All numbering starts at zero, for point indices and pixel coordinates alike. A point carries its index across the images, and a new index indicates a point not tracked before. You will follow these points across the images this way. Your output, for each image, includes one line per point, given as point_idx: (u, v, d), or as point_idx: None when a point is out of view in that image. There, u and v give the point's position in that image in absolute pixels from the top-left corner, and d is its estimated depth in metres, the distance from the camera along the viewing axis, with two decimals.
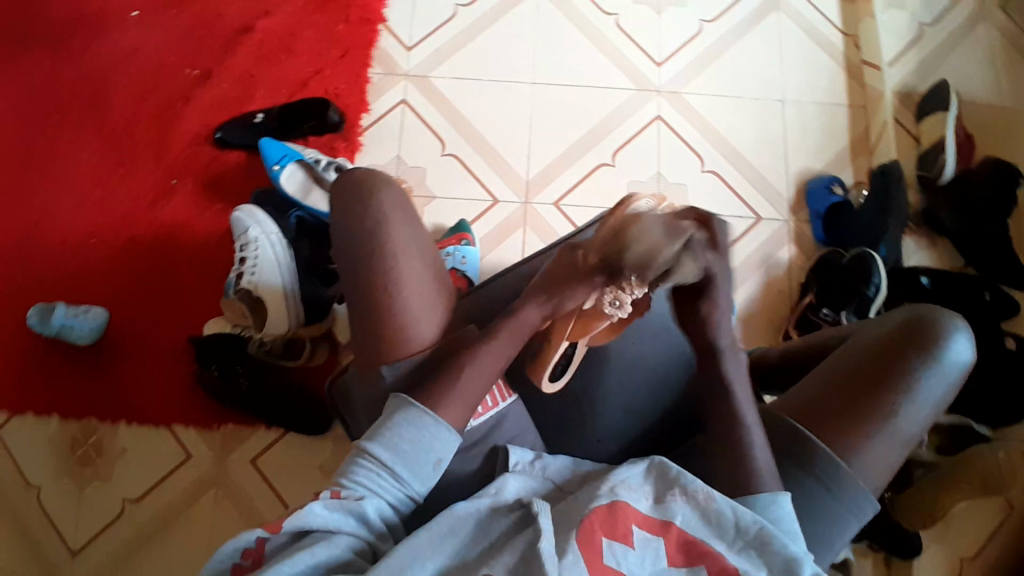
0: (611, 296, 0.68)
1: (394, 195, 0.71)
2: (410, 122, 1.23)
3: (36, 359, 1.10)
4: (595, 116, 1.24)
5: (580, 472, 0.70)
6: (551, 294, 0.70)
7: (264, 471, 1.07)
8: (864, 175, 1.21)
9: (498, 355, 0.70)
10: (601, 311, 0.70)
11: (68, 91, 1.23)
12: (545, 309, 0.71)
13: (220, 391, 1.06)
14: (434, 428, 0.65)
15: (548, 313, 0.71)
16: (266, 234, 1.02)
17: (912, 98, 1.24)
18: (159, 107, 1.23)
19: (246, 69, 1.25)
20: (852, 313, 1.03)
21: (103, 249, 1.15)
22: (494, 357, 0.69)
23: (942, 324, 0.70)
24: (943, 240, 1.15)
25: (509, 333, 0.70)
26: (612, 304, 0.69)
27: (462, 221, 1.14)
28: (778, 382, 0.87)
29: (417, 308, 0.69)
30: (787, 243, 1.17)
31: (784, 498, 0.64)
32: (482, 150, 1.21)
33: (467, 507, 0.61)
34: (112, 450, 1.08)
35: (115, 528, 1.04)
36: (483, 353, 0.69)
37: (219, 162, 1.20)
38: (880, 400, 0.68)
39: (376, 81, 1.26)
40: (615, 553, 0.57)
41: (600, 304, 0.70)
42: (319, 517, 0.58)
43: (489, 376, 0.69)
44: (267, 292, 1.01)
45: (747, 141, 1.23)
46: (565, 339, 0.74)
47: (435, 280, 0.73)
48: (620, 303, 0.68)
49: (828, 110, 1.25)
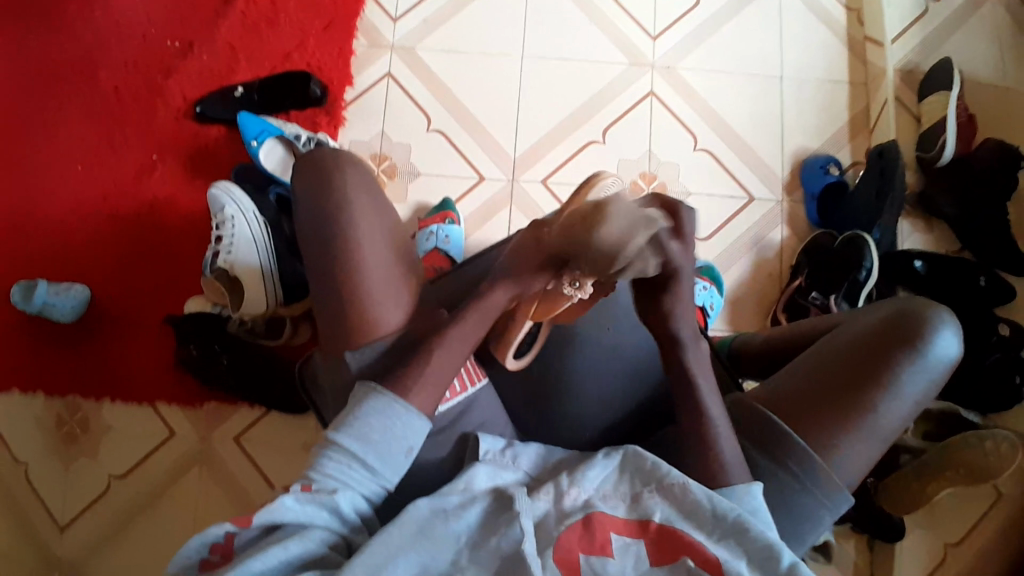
0: (571, 278, 0.67)
1: (359, 176, 0.70)
2: (395, 97, 1.20)
3: (18, 337, 1.09)
4: (587, 91, 1.20)
5: (551, 461, 0.68)
6: (519, 275, 0.69)
7: (248, 450, 1.07)
8: (862, 155, 1.17)
9: (465, 337, 0.68)
10: (562, 293, 0.68)
11: (47, 63, 1.20)
12: (512, 290, 0.70)
13: (200, 368, 1.05)
14: (405, 417, 0.63)
15: (515, 293, 0.70)
16: (241, 211, 1.00)
17: (914, 77, 1.20)
18: (140, 80, 1.20)
19: (228, 41, 1.22)
20: (841, 297, 1.02)
21: (85, 225, 1.14)
22: (458, 340, 0.67)
23: (930, 319, 0.67)
24: (938, 223, 1.12)
25: (476, 316, 0.69)
26: (572, 286, 0.67)
27: (446, 199, 1.12)
28: (767, 368, 0.85)
29: (380, 287, 0.68)
30: (780, 224, 1.15)
31: (757, 489, 0.63)
32: (469, 126, 1.18)
33: (431, 503, 0.59)
34: (99, 426, 1.07)
35: (101, 505, 1.04)
36: (451, 335, 0.67)
37: (200, 137, 1.17)
38: (858, 397, 0.66)
39: (360, 54, 1.22)
40: (593, 566, 0.56)
41: (560, 286, 0.68)
42: (290, 510, 0.56)
43: (454, 357, 0.67)
44: (244, 271, 0.99)
45: (742, 119, 1.19)
46: (530, 321, 0.71)
47: (400, 259, 0.71)
48: (580, 286, 0.67)
49: (827, 87, 1.21)
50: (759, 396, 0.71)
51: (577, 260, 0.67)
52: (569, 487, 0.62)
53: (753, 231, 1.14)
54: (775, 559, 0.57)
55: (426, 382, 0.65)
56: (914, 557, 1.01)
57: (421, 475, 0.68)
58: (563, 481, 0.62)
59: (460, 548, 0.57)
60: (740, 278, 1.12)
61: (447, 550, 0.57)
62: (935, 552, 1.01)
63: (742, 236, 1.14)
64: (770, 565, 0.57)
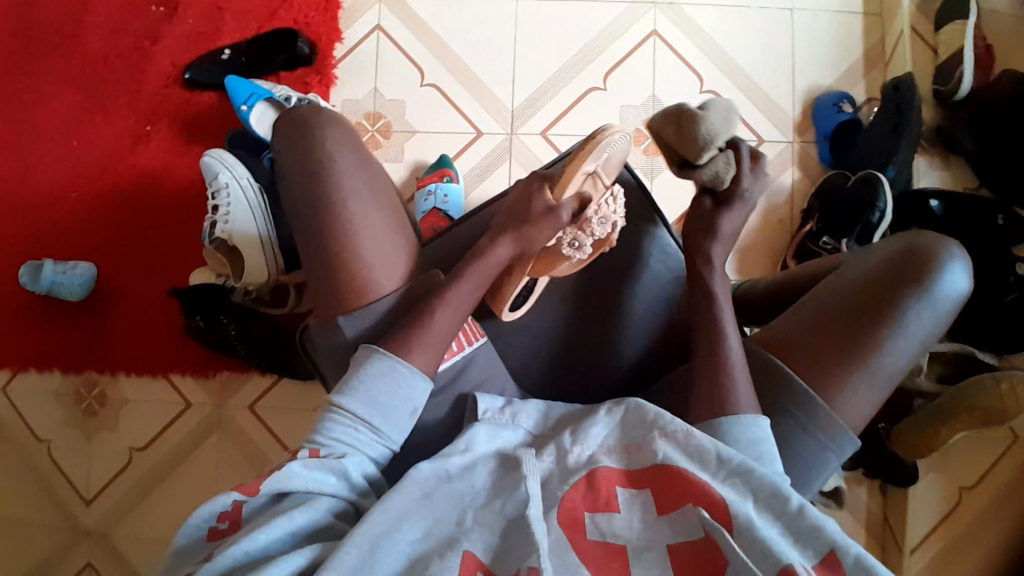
0: (571, 237, 0.68)
1: (345, 134, 0.70)
2: (386, 50, 1.16)
3: (32, 315, 1.10)
4: (585, 35, 1.15)
5: (553, 417, 0.67)
6: (521, 234, 0.68)
7: (262, 415, 1.08)
8: (877, 90, 1.12)
9: (466, 297, 0.66)
10: (560, 253, 0.69)
11: (32, 35, 1.18)
12: (513, 249, 0.68)
13: (209, 338, 1.05)
14: (409, 379, 0.62)
15: (516, 253, 0.69)
16: (236, 178, 1.00)
17: (933, 3, 1.13)
18: (126, 47, 1.17)
19: (212, 2, 1.18)
20: (853, 241, 0.99)
21: (85, 200, 1.13)
22: (455, 305, 0.66)
23: (937, 254, 0.65)
24: (955, 158, 1.08)
25: (474, 275, 0.67)
26: (570, 245, 0.68)
27: (444, 156, 1.09)
28: (768, 313, 0.82)
29: (372, 253, 0.67)
30: (790, 167, 1.10)
31: (762, 421, 0.61)
32: (464, 78, 1.14)
33: (433, 467, 0.59)
34: (115, 400, 1.09)
35: (125, 475, 1.07)
36: (450, 294, 0.66)
37: (190, 104, 1.15)
38: (864, 336, 0.64)
39: (348, 7, 1.18)
40: (598, 525, 0.55)
41: (560, 244, 0.69)
42: (298, 477, 0.55)
43: (450, 324, 0.65)
44: (242, 240, 0.99)
45: (750, 57, 1.14)
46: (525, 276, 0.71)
47: (392, 220, 0.70)
48: (579, 245, 0.69)
49: (841, 18, 1.14)
50: (761, 341, 0.69)
51: (579, 220, 0.69)
52: (572, 444, 0.61)
53: None
54: (782, 499, 0.54)
55: (427, 343, 0.64)
56: (928, 501, 1.01)
57: (426, 437, 0.69)
58: (565, 441, 0.61)
59: (465, 508, 0.57)
60: (748, 226, 1.09)
61: (449, 512, 0.56)
62: (948, 495, 1.01)
63: None
64: (779, 503, 0.54)
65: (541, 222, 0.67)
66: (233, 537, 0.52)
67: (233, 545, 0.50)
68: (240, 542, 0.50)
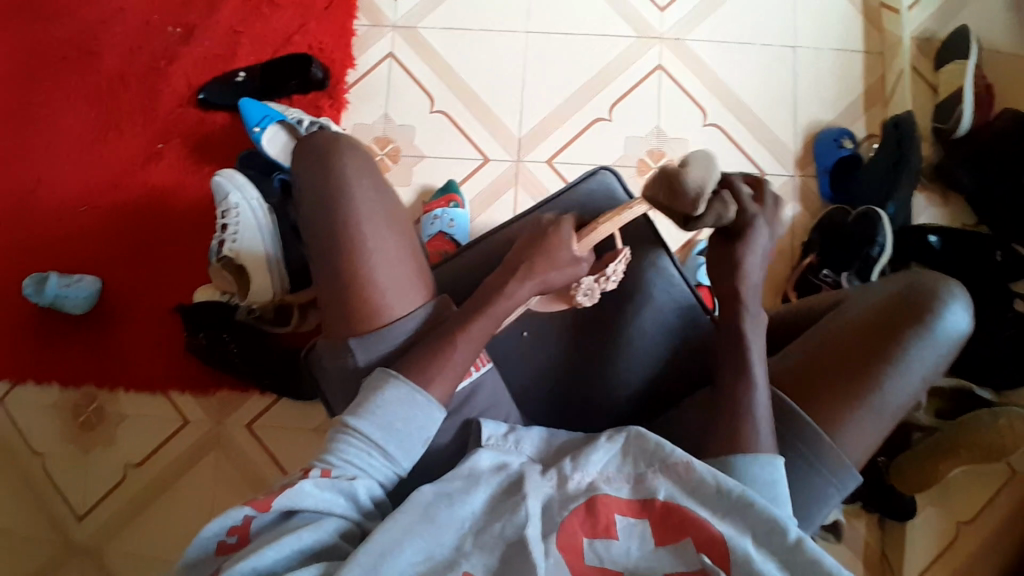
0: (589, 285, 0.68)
1: (364, 165, 0.70)
2: (398, 77, 1.18)
3: (36, 327, 1.11)
4: (592, 67, 1.17)
5: (555, 444, 0.67)
6: (544, 274, 0.67)
7: (260, 435, 1.08)
8: (877, 127, 1.14)
9: (478, 337, 0.66)
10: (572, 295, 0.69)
11: (50, 52, 1.20)
12: (536, 288, 0.68)
13: (209, 355, 1.06)
14: (425, 408, 0.63)
15: (538, 290, 0.68)
16: (246, 199, 1.01)
17: (932, 44, 1.16)
18: (143, 67, 1.19)
19: (229, 24, 1.20)
20: (853, 275, 1.00)
21: (93, 215, 1.14)
22: (473, 339, 0.66)
23: (940, 293, 0.66)
24: (955, 195, 1.10)
25: (492, 315, 0.66)
26: (586, 292, 0.69)
27: (451, 182, 1.11)
28: (774, 346, 0.82)
29: (389, 280, 0.68)
30: (792, 200, 1.12)
31: (778, 463, 0.61)
32: (474, 106, 1.17)
33: (435, 489, 0.59)
34: (112, 416, 1.09)
35: (119, 492, 1.06)
36: (463, 333, 0.65)
37: (203, 123, 1.17)
38: (870, 374, 0.64)
39: (362, 34, 1.20)
40: (596, 551, 0.55)
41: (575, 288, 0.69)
42: (310, 496, 0.55)
43: (471, 350, 0.66)
44: (250, 259, 1.00)
45: (753, 92, 1.16)
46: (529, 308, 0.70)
47: (409, 248, 0.70)
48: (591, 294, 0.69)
49: (843, 57, 1.17)
50: (768, 377, 0.69)
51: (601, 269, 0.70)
52: (573, 471, 0.61)
53: None
54: (778, 533, 0.55)
55: (443, 370, 0.64)
56: (926, 535, 1.01)
57: (430, 458, 0.69)
58: (566, 466, 0.61)
59: (465, 532, 0.57)
60: None
61: (448, 533, 0.56)
62: (947, 529, 1.01)
63: None
64: (776, 538, 0.55)
65: (564, 268, 0.67)
66: (242, 553, 0.52)
67: (243, 560, 0.50)
68: (251, 556, 0.50)
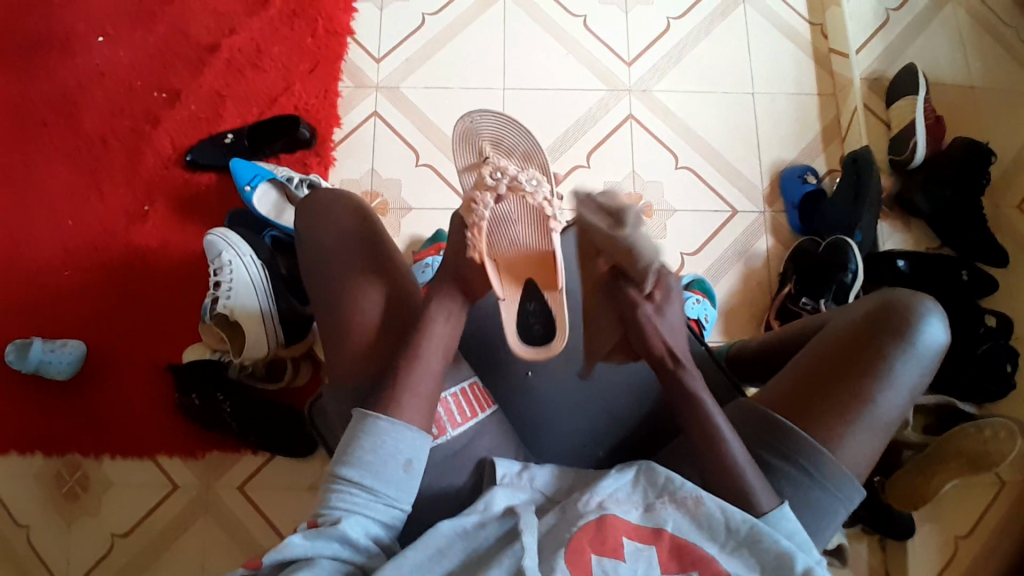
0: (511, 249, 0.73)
1: (356, 226, 0.73)
2: (382, 134, 1.22)
3: (17, 395, 1.08)
4: (569, 117, 1.24)
5: (570, 477, 0.67)
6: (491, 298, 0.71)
7: (253, 496, 1.05)
8: (837, 162, 1.21)
9: (436, 352, 0.67)
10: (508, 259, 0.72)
11: (34, 120, 1.22)
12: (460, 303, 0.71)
13: (205, 417, 1.04)
14: (392, 431, 0.62)
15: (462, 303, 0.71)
16: (239, 256, 1.01)
17: (881, 84, 1.25)
18: (128, 132, 1.21)
19: (214, 89, 1.24)
20: (831, 301, 1.04)
21: (77, 280, 1.13)
22: (428, 360, 0.66)
23: (916, 307, 0.70)
24: (917, 221, 1.16)
25: (436, 336, 0.68)
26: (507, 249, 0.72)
27: (440, 231, 1.14)
28: (765, 371, 0.86)
29: (362, 317, 0.69)
30: (764, 234, 1.18)
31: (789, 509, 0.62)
32: (457, 158, 1.21)
33: (451, 525, 0.59)
34: (98, 483, 1.06)
35: (106, 563, 1.02)
36: (424, 354, 0.66)
37: (189, 184, 1.18)
38: (859, 387, 0.67)
39: (347, 95, 1.25)
40: (604, 568, 0.56)
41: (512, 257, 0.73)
42: (298, 546, 0.57)
43: (438, 372, 0.67)
44: (244, 316, 0.99)
45: (720, 134, 1.23)
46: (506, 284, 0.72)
47: (387, 282, 0.71)
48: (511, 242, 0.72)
49: (799, 99, 1.25)
50: (761, 398, 0.71)
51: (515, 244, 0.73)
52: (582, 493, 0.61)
53: (739, 242, 1.17)
54: (787, 567, 0.58)
55: (406, 405, 0.64)
56: (925, 554, 1.02)
57: (439, 497, 0.69)
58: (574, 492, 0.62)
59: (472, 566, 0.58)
60: (730, 289, 1.15)
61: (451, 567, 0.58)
62: (945, 545, 1.03)
63: (729, 247, 1.17)
64: (784, 572, 0.58)
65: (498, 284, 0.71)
66: None
67: None
68: None
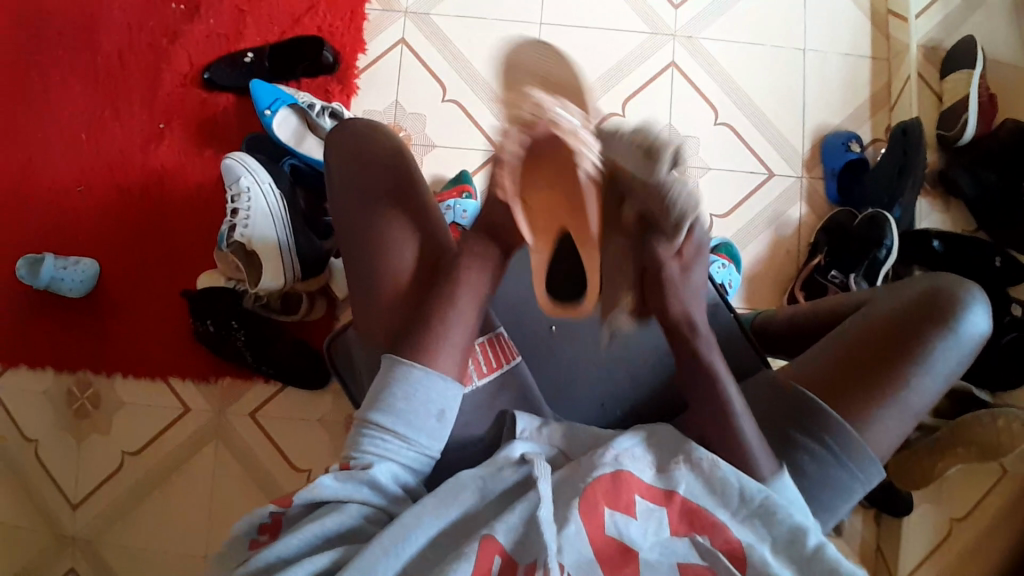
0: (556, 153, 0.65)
1: (387, 177, 0.70)
2: (409, 64, 1.16)
3: (29, 311, 1.07)
4: (607, 62, 1.17)
5: (591, 433, 0.65)
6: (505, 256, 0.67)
7: (263, 425, 1.06)
8: (882, 132, 1.16)
9: (473, 301, 0.66)
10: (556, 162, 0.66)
11: (45, 26, 1.15)
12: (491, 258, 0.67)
13: (217, 344, 1.04)
14: (427, 381, 0.61)
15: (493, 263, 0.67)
16: (257, 183, 0.98)
17: (938, 53, 1.18)
18: (144, 45, 1.15)
19: (235, 3, 1.17)
20: (862, 277, 1.01)
21: (91, 197, 1.11)
22: (466, 307, 0.65)
23: (961, 297, 0.68)
24: (957, 202, 1.13)
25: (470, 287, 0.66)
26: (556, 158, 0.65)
27: (463, 172, 1.10)
28: (791, 345, 0.85)
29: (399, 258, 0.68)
30: (799, 202, 1.14)
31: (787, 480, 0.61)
32: (485, 97, 1.16)
33: (473, 476, 0.59)
34: (109, 403, 1.06)
35: (114, 480, 1.04)
36: (461, 300, 0.65)
37: (207, 105, 1.13)
38: (895, 372, 0.66)
39: (374, 19, 1.18)
40: (617, 525, 0.56)
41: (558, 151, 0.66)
42: (329, 488, 0.57)
43: (471, 323, 0.65)
44: (261, 246, 0.97)
45: (763, 92, 1.18)
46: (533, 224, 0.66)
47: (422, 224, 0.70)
48: None
49: (850, 62, 1.19)
50: (792, 376, 0.70)
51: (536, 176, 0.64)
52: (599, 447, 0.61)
53: (772, 208, 1.14)
54: (799, 540, 0.56)
55: (443, 348, 0.63)
56: (919, 532, 1.05)
57: (455, 451, 0.68)
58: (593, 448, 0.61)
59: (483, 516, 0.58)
60: (757, 256, 1.12)
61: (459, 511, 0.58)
62: (940, 527, 1.05)
63: (760, 213, 1.13)
64: (795, 546, 0.56)
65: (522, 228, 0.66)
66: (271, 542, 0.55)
67: (269, 548, 0.54)
68: (275, 546, 0.54)
